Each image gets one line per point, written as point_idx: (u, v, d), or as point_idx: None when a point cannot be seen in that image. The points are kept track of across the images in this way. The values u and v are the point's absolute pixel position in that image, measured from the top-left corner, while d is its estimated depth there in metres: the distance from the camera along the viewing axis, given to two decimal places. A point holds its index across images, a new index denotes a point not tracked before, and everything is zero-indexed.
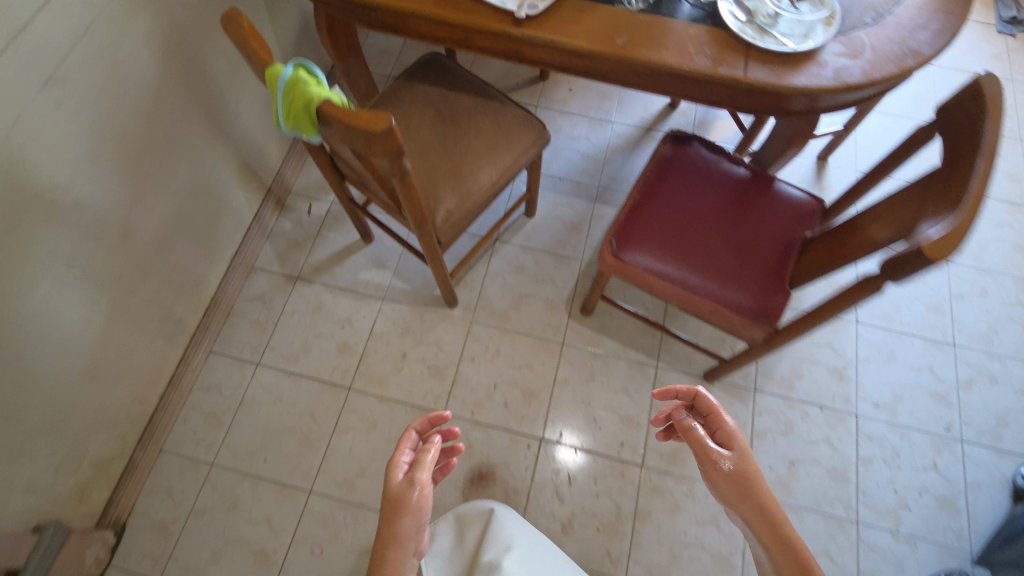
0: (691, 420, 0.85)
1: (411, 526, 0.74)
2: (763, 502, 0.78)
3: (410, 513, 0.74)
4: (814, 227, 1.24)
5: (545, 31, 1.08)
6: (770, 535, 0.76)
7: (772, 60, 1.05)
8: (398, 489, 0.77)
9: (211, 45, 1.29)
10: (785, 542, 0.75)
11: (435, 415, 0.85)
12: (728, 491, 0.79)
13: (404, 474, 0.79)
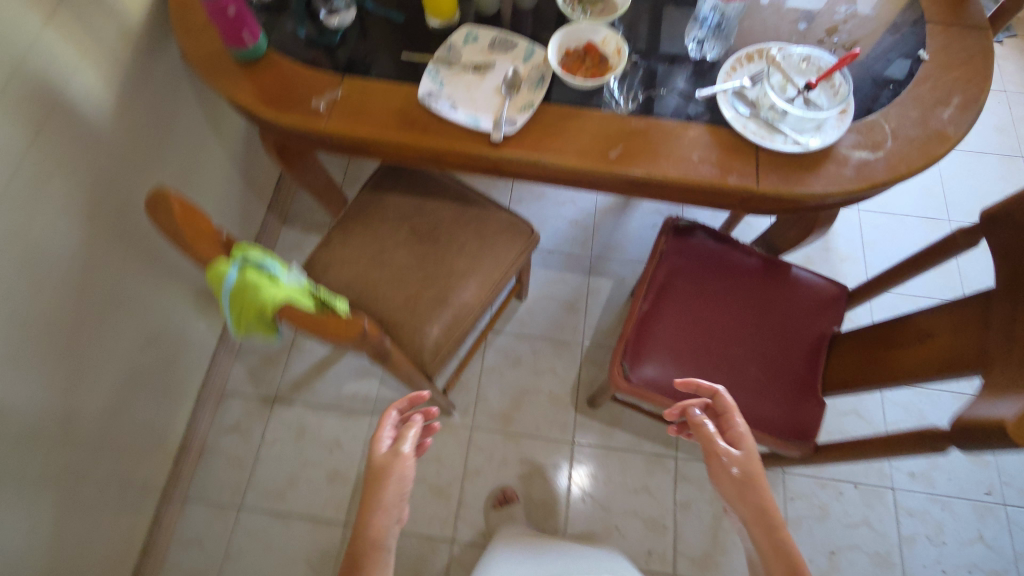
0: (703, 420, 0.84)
1: (393, 495, 0.74)
2: (764, 501, 0.73)
3: (392, 477, 0.75)
4: (838, 320, 1.14)
5: (528, 150, 0.95)
6: (762, 534, 0.71)
7: (785, 162, 0.94)
8: (377, 457, 0.78)
9: (143, 181, 1.14)
10: (778, 544, 0.70)
11: (415, 395, 0.88)
12: (729, 487, 0.76)
13: (386, 446, 0.80)
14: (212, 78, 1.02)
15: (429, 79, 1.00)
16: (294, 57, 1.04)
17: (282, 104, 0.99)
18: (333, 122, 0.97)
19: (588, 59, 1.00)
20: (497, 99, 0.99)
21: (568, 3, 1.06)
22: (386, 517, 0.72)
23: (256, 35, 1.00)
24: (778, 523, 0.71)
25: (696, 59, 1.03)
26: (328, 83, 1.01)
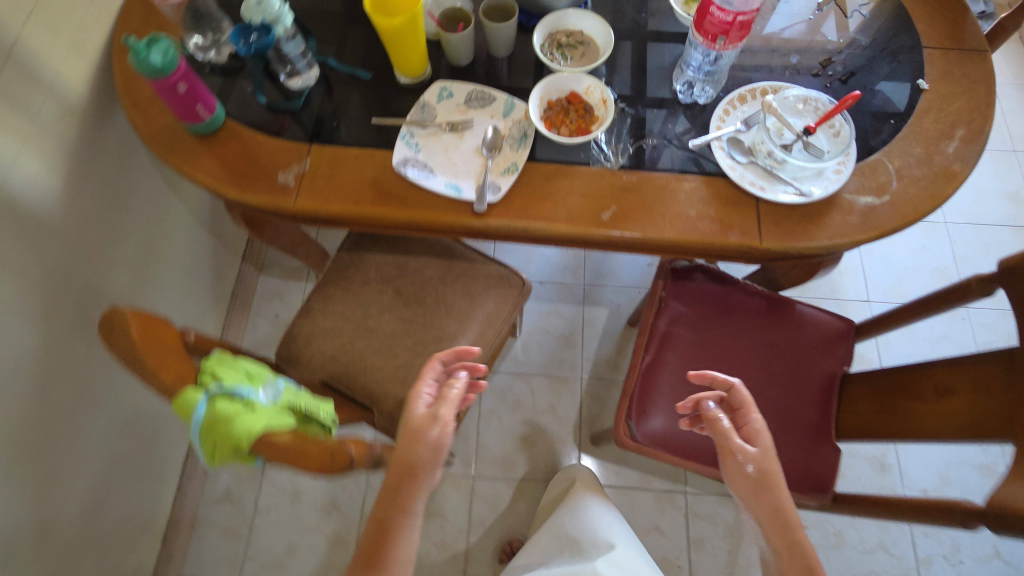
0: (718, 412, 0.81)
1: (427, 458, 0.71)
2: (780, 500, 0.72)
3: (427, 439, 0.72)
4: (848, 357, 1.09)
5: (515, 217, 0.89)
6: (780, 537, 0.70)
7: (788, 213, 0.89)
8: (414, 417, 0.75)
9: (104, 261, 1.06)
10: (795, 546, 0.68)
11: (465, 350, 0.85)
12: (744, 486, 0.74)
13: (423, 406, 0.77)
14: (166, 153, 0.93)
15: (404, 144, 0.93)
16: (255, 124, 0.97)
17: (245, 179, 0.92)
18: (303, 197, 0.90)
19: (573, 111, 0.95)
20: (478, 161, 0.93)
21: (546, 49, 1.01)
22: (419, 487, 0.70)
23: (211, 106, 0.92)
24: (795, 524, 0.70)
25: (685, 103, 0.97)
26: (295, 153, 0.94)
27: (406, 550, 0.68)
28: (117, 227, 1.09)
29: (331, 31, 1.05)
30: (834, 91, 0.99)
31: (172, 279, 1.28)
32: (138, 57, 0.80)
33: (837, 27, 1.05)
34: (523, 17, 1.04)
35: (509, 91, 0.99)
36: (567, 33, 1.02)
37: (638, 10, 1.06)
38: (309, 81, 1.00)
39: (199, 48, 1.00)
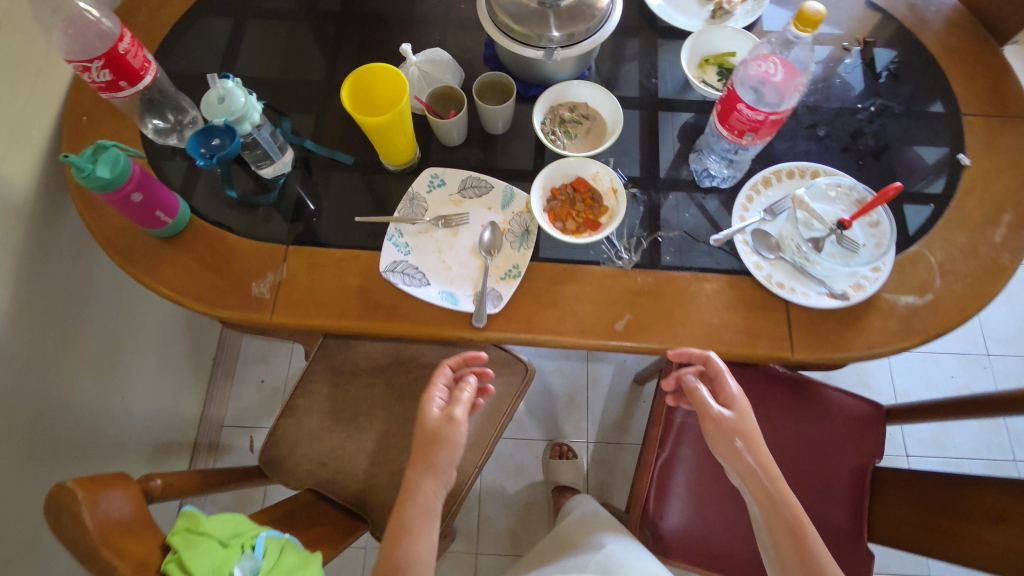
0: (696, 384, 0.79)
1: (444, 459, 0.75)
2: (763, 460, 0.75)
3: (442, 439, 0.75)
4: (880, 448, 1.01)
5: (518, 329, 0.79)
6: (764, 495, 0.74)
7: (821, 318, 0.80)
8: (432, 417, 0.78)
9: (61, 366, 0.96)
10: (780, 506, 0.73)
11: (472, 355, 0.84)
12: (730, 449, 0.76)
13: (438, 409, 0.79)
14: (124, 262, 0.83)
15: (392, 246, 0.83)
16: (224, 223, 0.86)
17: (214, 291, 0.82)
18: (280, 312, 0.81)
19: (580, 201, 0.85)
20: (476, 263, 0.83)
21: (548, 126, 0.90)
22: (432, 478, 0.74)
23: (173, 209, 0.82)
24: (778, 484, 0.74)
25: (702, 186, 0.88)
26: (269, 258, 0.84)
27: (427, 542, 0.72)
28: (78, 328, 1.00)
29: (306, 108, 0.95)
30: (867, 167, 0.89)
31: (144, 363, 1.19)
32: (81, 173, 0.70)
33: (868, 87, 0.94)
34: (520, 86, 0.94)
35: (507, 176, 0.89)
36: (570, 106, 0.91)
37: (647, 73, 0.95)
38: (285, 169, 0.89)
39: (157, 132, 0.90)
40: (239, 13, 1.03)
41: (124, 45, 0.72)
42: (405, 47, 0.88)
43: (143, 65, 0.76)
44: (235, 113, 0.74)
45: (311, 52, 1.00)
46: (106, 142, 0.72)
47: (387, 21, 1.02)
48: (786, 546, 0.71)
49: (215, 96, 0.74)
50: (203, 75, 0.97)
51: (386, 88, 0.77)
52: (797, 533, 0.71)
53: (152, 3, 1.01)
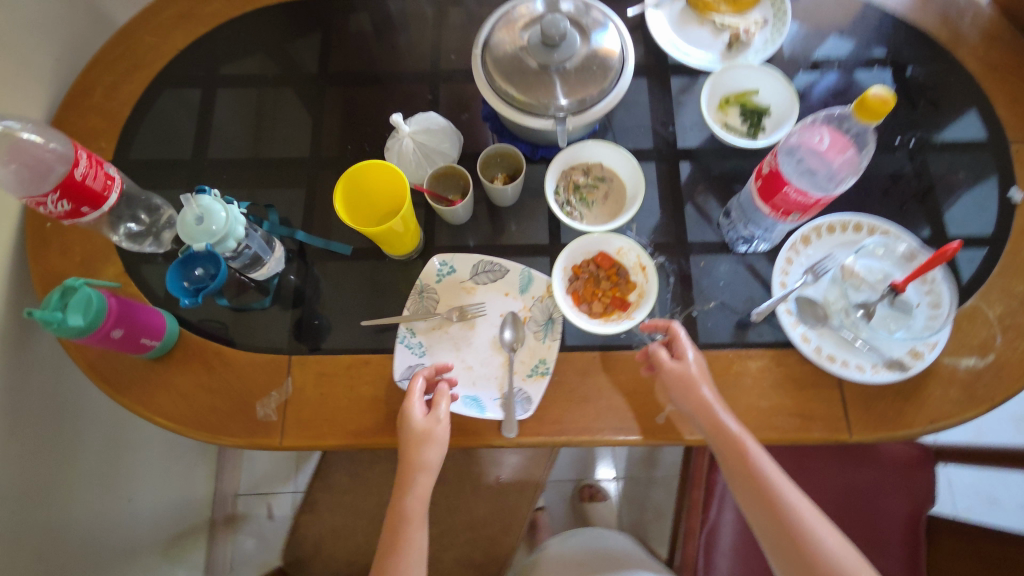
0: (661, 350, 0.71)
1: (434, 458, 0.68)
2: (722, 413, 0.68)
3: (427, 444, 0.67)
4: (932, 494, 0.97)
5: (552, 432, 0.73)
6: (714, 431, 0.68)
7: (877, 392, 0.74)
8: (416, 426, 0.68)
9: (60, 488, 0.90)
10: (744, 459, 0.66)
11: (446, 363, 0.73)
12: (686, 403, 0.69)
13: (424, 417, 0.69)
14: (114, 391, 0.76)
15: (405, 349, 0.76)
16: (219, 335, 0.79)
17: (216, 416, 0.75)
18: (290, 434, 0.74)
19: (604, 278, 0.78)
20: (498, 359, 0.76)
21: (561, 195, 0.81)
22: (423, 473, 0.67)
23: (159, 331, 0.74)
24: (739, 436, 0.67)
25: (736, 251, 0.80)
26: (272, 371, 0.77)
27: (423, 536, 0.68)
28: (74, 445, 0.93)
29: (291, 192, 0.86)
30: (911, 211, 0.81)
31: (145, 456, 1.12)
32: (51, 325, 0.61)
33: (907, 115, 0.85)
34: (525, 147, 0.85)
35: (522, 254, 0.82)
36: (584, 168, 0.82)
37: (663, 120, 0.86)
38: (276, 268, 0.81)
39: (130, 237, 0.80)
40: (204, 82, 0.92)
41: (80, 170, 0.64)
42: (398, 116, 0.78)
43: (105, 184, 0.67)
44: (217, 233, 0.66)
45: (290, 122, 0.90)
46: (74, 282, 0.64)
47: (370, 79, 0.92)
48: (750, 494, 0.67)
49: (191, 218, 0.65)
50: (173, 160, 0.87)
51: (383, 185, 0.69)
52: (761, 483, 0.66)
53: (107, 80, 0.91)
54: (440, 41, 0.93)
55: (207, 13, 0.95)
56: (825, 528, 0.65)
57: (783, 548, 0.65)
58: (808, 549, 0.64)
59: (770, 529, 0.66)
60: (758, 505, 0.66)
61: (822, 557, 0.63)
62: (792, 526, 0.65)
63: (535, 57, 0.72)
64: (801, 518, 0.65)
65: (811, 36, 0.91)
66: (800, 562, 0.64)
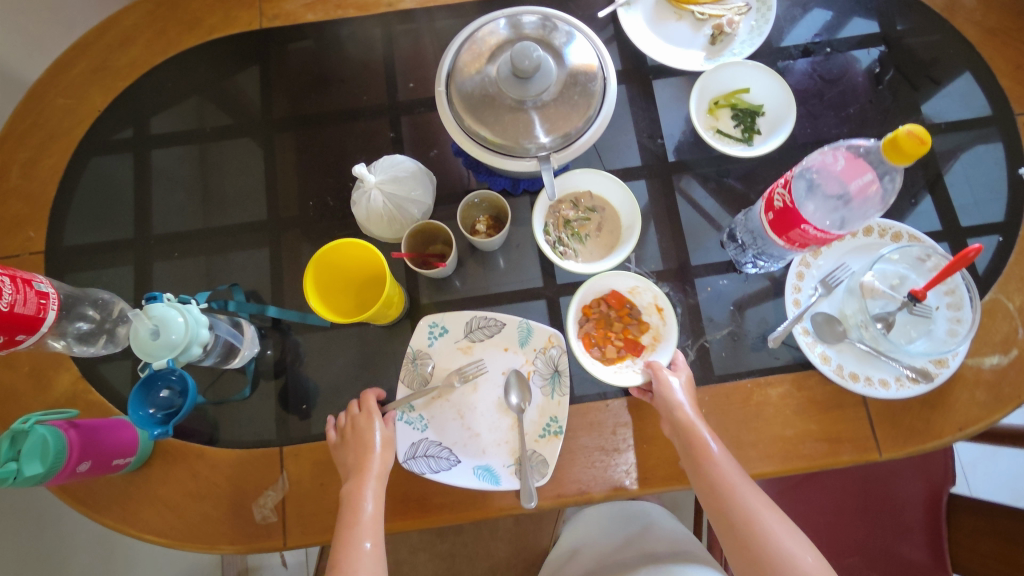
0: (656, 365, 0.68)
1: (380, 456, 0.65)
2: (678, 397, 0.65)
3: (372, 448, 0.65)
4: (952, 473, 0.94)
5: (574, 494, 0.68)
6: (685, 435, 0.63)
7: (903, 404, 0.70)
8: (368, 436, 0.66)
9: None
10: (692, 450, 0.62)
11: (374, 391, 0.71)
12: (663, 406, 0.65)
13: (381, 427, 0.67)
14: (94, 513, 0.69)
15: (406, 426, 0.70)
16: (203, 432, 0.73)
17: (212, 524, 0.69)
18: (295, 533, 0.68)
19: (616, 319, 0.73)
20: (507, 421, 0.71)
21: (552, 233, 0.73)
22: (372, 482, 0.63)
23: (131, 447, 0.66)
24: (691, 425, 0.63)
25: (744, 271, 0.76)
26: (264, 466, 0.71)
27: (368, 526, 0.62)
28: (65, 554, 0.86)
29: (256, 261, 0.79)
30: (918, 203, 0.77)
31: None
32: (7, 480, 0.55)
33: (906, 98, 0.80)
34: (506, 181, 0.77)
35: (516, 301, 0.77)
36: (573, 199, 0.75)
37: (650, 132, 0.80)
38: (251, 350, 0.75)
39: (79, 338, 0.69)
40: (136, 144, 0.82)
41: (5, 300, 0.55)
42: (361, 167, 0.70)
43: (40, 304, 0.59)
44: (178, 343, 0.59)
45: (240, 180, 0.82)
46: (23, 425, 0.57)
47: (322, 120, 0.83)
48: (704, 493, 0.61)
49: (146, 332, 0.58)
50: (115, 241, 0.79)
51: (352, 263, 0.68)
52: (717, 480, 0.61)
53: (22, 155, 0.80)
54: (394, 69, 0.84)
55: (123, 62, 0.83)
56: (776, 522, 0.59)
57: (730, 539, 0.60)
58: (755, 541, 0.59)
59: (718, 520, 0.61)
60: (707, 498, 0.61)
61: (772, 551, 0.58)
62: (740, 519, 0.59)
63: (509, 91, 0.64)
64: (750, 509, 0.60)
65: (796, 16, 0.83)
66: (746, 553, 0.59)
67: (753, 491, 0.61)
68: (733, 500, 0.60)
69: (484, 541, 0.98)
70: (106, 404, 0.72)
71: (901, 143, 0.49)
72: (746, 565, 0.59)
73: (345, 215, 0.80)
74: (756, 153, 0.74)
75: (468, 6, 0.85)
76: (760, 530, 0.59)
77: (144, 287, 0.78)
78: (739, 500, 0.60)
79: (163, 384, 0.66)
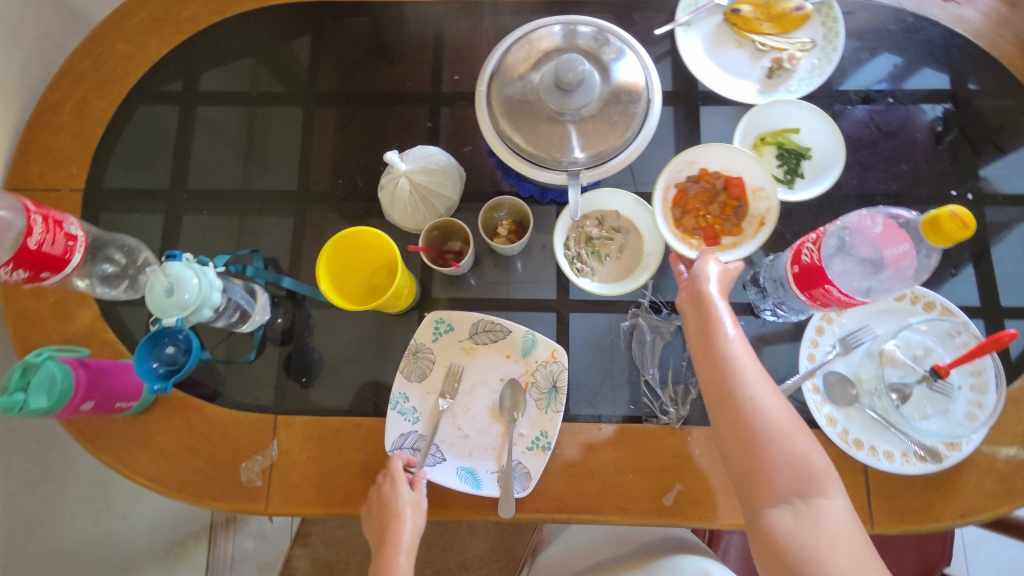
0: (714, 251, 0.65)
1: (408, 531, 0.63)
2: (708, 274, 0.62)
3: (404, 525, 0.63)
4: (950, 553, 0.92)
5: (552, 511, 0.67)
6: (702, 309, 0.60)
7: (906, 481, 0.67)
8: (393, 505, 0.64)
9: (55, 524, 0.87)
10: (706, 324, 0.59)
11: (404, 458, 0.67)
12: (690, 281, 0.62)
13: (409, 491, 0.65)
14: (93, 447, 0.72)
15: (397, 416, 0.70)
16: (206, 386, 0.75)
17: (200, 478, 0.71)
18: (275, 501, 0.69)
19: (719, 203, 0.71)
20: (497, 428, 0.71)
21: (572, 247, 0.72)
22: (402, 555, 0.63)
23: (135, 393, 0.68)
24: (711, 301, 0.60)
25: (761, 317, 0.73)
26: (256, 431, 0.72)
27: None
28: (65, 479, 0.90)
29: (280, 230, 0.80)
30: (959, 274, 0.73)
31: None
32: (14, 410, 0.57)
33: (967, 163, 0.75)
34: (534, 189, 0.77)
35: (525, 309, 0.76)
36: (597, 217, 0.74)
37: None
38: (262, 317, 0.76)
39: (103, 279, 0.72)
40: (184, 97, 0.84)
41: (35, 237, 0.58)
42: (393, 154, 0.71)
43: (67, 245, 0.61)
44: (189, 303, 0.60)
45: (277, 147, 0.83)
46: (35, 359, 0.60)
47: (365, 99, 0.84)
48: (709, 371, 0.57)
49: (160, 289, 0.60)
50: (151, 190, 0.81)
51: (367, 247, 0.70)
52: (724, 355, 0.57)
53: (77, 94, 0.83)
54: (443, 58, 0.84)
55: (183, 16, 0.85)
56: (775, 404, 0.55)
57: (722, 412, 0.55)
58: (752, 420, 0.54)
59: (714, 396, 0.56)
60: (708, 374, 0.57)
61: (772, 434, 0.53)
62: (740, 393, 0.55)
63: (548, 101, 0.62)
64: (751, 388, 0.55)
65: (863, 60, 0.80)
66: (737, 429, 0.54)
67: (758, 371, 0.57)
68: (736, 374, 0.56)
69: (461, 535, 0.99)
70: (119, 345, 0.75)
71: (937, 227, 0.49)
72: (734, 445, 0.54)
73: (372, 197, 0.81)
74: (794, 199, 0.72)
75: (526, 4, 0.83)
76: (760, 411, 0.54)
77: (171, 238, 0.80)
78: (743, 376, 0.56)
79: (169, 340, 0.69)
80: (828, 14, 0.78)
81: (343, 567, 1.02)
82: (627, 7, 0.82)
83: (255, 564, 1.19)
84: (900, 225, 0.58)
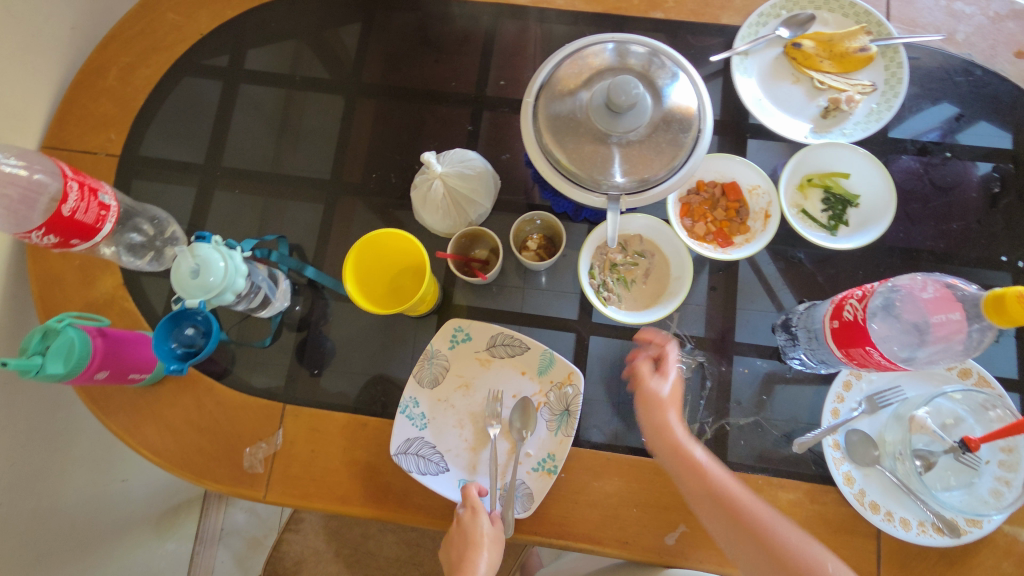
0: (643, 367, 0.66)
1: (486, 559, 0.62)
2: (669, 398, 0.63)
3: (481, 556, 0.62)
4: None
5: (550, 537, 0.66)
6: (668, 443, 0.61)
7: (919, 552, 0.64)
8: (476, 532, 0.62)
9: (56, 481, 0.88)
10: (676, 450, 0.61)
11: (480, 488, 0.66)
12: (648, 418, 0.63)
13: (489, 524, 0.64)
14: (102, 413, 0.72)
15: (405, 420, 0.69)
16: (218, 364, 0.75)
17: (202, 458, 0.70)
18: (275, 491, 0.69)
19: (722, 208, 0.74)
20: (504, 445, 0.70)
21: (597, 276, 0.71)
22: None
23: (150, 365, 0.68)
24: (677, 431, 0.61)
25: (788, 363, 0.71)
26: (263, 418, 0.71)
27: None
28: (71, 438, 0.91)
29: (308, 217, 0.79)
30: (997, 341, 0.71)
31: None
32: (31, 373, 0.58)
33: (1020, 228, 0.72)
34: (569, 207, 0.76)
35: (546, 326, 0.75)
36: (621, 242, 0.73)
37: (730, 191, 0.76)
38: (281, 303, 0.76)
39: (129, 249, 0.73)
40: (227, 74, 0.84)
41: (69, 205, 0.58)
42: (431, 155, 0.70)
43: (99, 215, 0.61)
44: (213, 286, 0.60)
45: (315, 134, 0.82)
46: (56, 324, 0.60)
47: (407, 94, 0.82)
48: (701, 505, 0.58)
49: (187, 270, 0.59)
50: (185, 163, 0.81)
51: (394, 248, 0.70)
52: (709, 485, 0.59)
53: (124, 60, 0.82)
54: (491, 62, 0.83)
55: None
56: (766, 511, 0.58)
57: (731, 542, 0.57)
58: (759, 537, 0.56)
59: (721, 531, 0.57)
60: (703, 508, 0.58)
61: (782, 543, 0.56)
62: (743, 519, 0.57)
63: (597, 120, 0.60)
64: (741, 497, 0.58)
65: (924, 109, 0.77)
66: (757, 553, 0.56)
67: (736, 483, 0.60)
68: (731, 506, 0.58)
69: None
70: (137, 314, 0.75)
71: (996, 304, 0.48)
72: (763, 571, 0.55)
73: (403, 195, 0.80)
74: (835, 248, 0.70)
75: (580, 16, 0.82)
76: (756, 518, 0.57)
77: (200, 211, 0.80)
78: (734, 498, 0.58)
79: (188, 322, 0.70)
80: (893, 58, 0.75)
81: (330, 558, 1.01)
82: (684, 29, 0.79)
83: (243, 538, 1.24)
84: (955, 296, 0.56)
